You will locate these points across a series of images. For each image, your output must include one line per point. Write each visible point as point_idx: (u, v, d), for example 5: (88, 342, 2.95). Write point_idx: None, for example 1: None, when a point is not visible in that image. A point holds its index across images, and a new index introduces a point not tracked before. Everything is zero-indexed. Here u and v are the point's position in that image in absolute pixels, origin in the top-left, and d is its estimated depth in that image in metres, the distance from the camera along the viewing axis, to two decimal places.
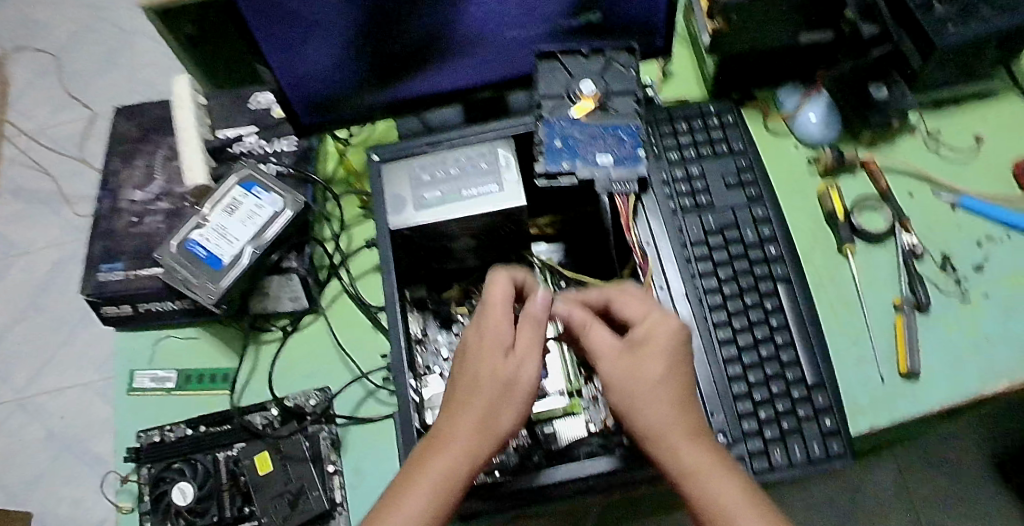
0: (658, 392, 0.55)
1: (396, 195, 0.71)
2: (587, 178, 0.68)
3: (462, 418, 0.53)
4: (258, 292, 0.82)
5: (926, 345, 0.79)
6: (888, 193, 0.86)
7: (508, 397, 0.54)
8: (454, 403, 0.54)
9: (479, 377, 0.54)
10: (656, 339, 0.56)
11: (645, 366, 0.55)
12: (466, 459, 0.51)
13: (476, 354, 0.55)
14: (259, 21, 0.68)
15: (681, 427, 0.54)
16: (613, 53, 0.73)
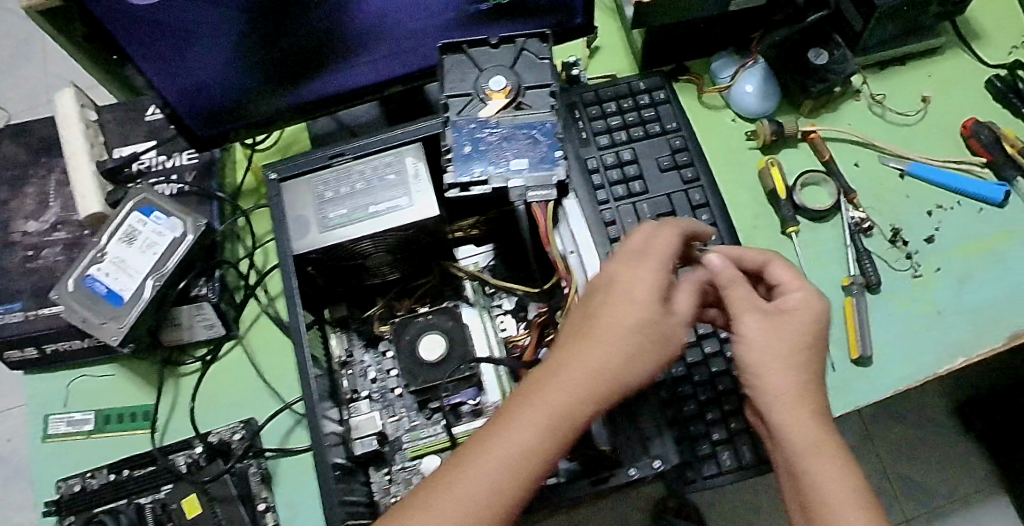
0: (803, 362, 0.56)
1: (298, 215, 0.65)
2: (499, 187, 0.62)
3: (573, 369, 0.49)
4: (170, 324, 0.77)
5: (878, 325, 0.76)
6: (832, 163, 0.81)
7: (651, 347, 0.51)
8: (563, 352, 0.51)
9: (591, 334, 0.51)
10: (803, 311, 0.56)
11: (786, 332, 0.56)
12: (569, 413, 0.48)
13: (617, 301, 0.52)
14: (126, 33, 0.61)
15: (806, 409, 0.55)
16: (524, 41, 0.67)
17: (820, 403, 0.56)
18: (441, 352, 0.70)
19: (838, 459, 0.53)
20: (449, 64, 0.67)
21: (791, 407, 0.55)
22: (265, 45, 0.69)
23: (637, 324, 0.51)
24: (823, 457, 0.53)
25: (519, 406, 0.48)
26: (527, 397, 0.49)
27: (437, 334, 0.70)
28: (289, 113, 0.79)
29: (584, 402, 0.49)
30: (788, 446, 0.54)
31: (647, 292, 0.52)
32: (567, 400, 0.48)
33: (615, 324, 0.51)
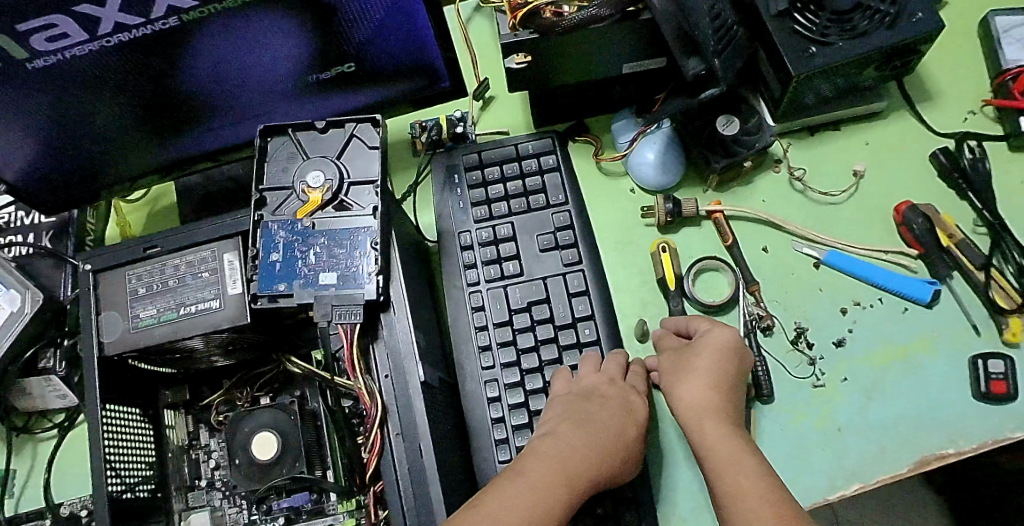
0: (706, 381, 0.61)
1: (109, 313, 0.61)
2: (306, 302, 0.56)
3: (540, 460, 0.55)
4: (18, 393, 0.74)
5: (768, 438, 0.68)
6: (733, 249, 0.71)
7: (609, 442, 0.58)
8: (536, 448, 0.57)
9: (558, 429, 0.59)
10: (716, 342, 0.63)
11: (694, 364, 0.62)
12: (541, 491, 0.51)
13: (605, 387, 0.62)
14: None
15: (720, 426, 0.58)
16: (355, 126, 0.60)
17: (732, 414, 0.59)
18: (272, 453, 0.65)
19: (750, 468, 0.54)
20: (272, 149, 0.60)
21: (700, 421, 0.59)
22: (84, 119, 0.62)
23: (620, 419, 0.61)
24: (735, 453, 0.55)
25: (481, 495, 0.51)
26: (497, 484, 0.52)
27: (269, 432, 0.65)
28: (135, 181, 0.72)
29: (558, 485, 0.53)
30: (711, 467, 0.56)
31: (620, 399, 0.62)
32: (534, 481, 0.52)
33: (597, 421, 0.59)
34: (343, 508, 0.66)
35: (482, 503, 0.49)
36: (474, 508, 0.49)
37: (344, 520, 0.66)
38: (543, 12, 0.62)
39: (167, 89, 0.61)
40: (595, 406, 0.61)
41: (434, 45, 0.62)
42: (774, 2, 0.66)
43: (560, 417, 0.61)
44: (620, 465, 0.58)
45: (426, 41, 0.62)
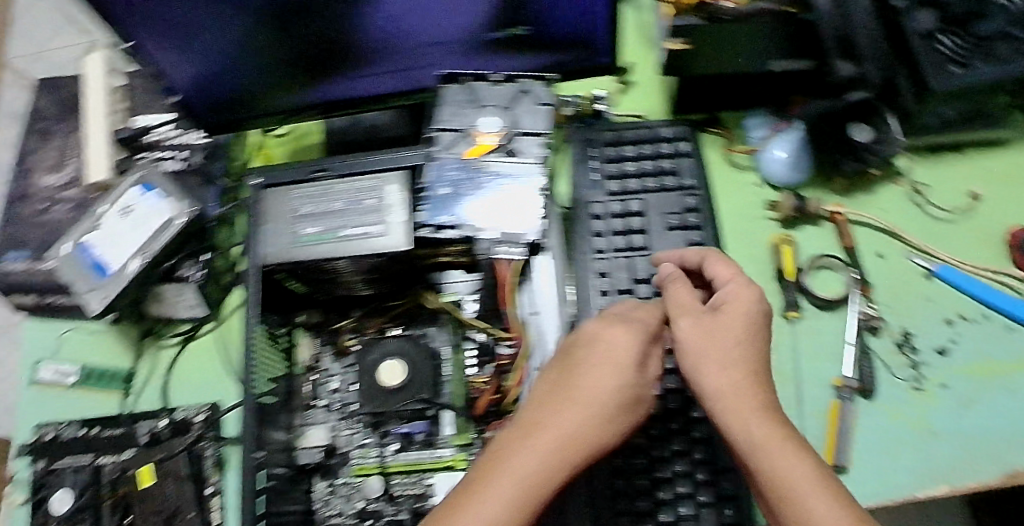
0: (742, 367, 0.56)
1: (271, 227, 0.65)
2: (468, 236, 0.61)
3: (545, 433, 0.54)
4: (153, 299, 0.79)
5: (862, 432, 0.70)
6: (852, 250, 0.75)
7: (597, 413, 0.55)
8: (525, 417, 0.56)
9: (555, 405, 0.56)
10: (740, 303, 0.59)
11: (722, 339, 0.57)
12: (533, 470, 0.52)
13: (608, 363, 0.58)
14: (147, 24, 0.63)
15: (775, 435, 0.51)
16: (529, 84, 0.65)
17: (768, 399, 0.55)
18: (400, 379, 0.69)
19: (802, 460, 0.49)
20: (446, 95, 0.65)
21: (732, 406, 0.54)
22: (272, 48, 0.68)
23: (613, 385, 0.57)
24: (774, 449, 0.50)
25: (492, 464, 0.53)
26: (490, 468, 0.52)
27: (397, 360, 0.70)
28: (281, 110, 0.76)
29: (550, 462, 0.53)
30: (753, 459, 0.51)
31: (604, 358, 0.58)
32: (523, 466, 0.52)
33: (580, 389, 0.57)
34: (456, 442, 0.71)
35: (493, 472, 0.52)
36: (474, 495, 0.50)
37: (455, 454, 0.70)
38: None
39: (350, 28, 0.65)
40: (580, 372, 0.58)
41: (603, 22, 0.67)
42: (920, 22, 0.67)
43: (551, 379, 0.59)
44: (615, 432, 0.56)
45: (594, 12, 0.65)
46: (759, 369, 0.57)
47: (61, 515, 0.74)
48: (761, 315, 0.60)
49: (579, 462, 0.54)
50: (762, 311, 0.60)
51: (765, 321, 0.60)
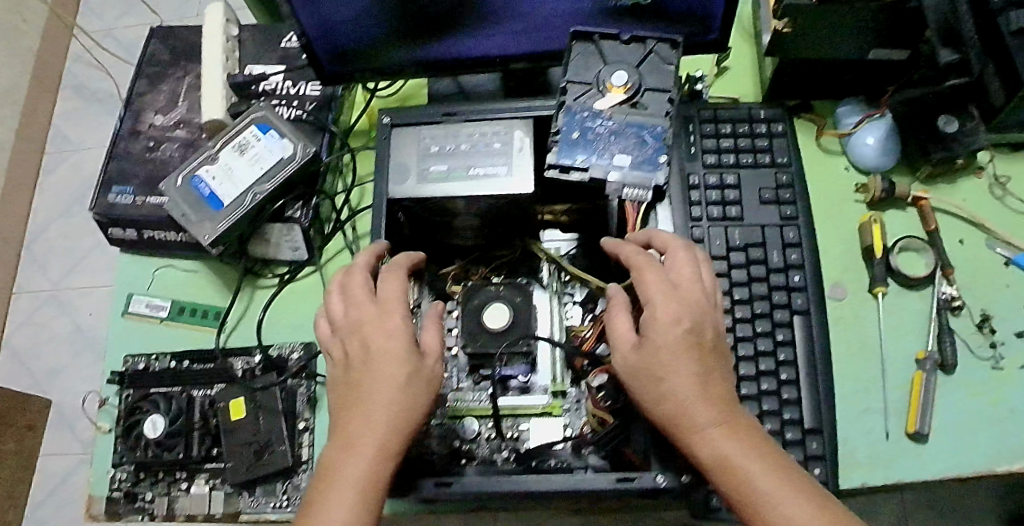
0: (682, 378, 0.58)
1: (401, 163, 0.68)
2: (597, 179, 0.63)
3: (355, 444, 0.54)
4: (259, 238, 0.81)
5: (942, 405, 0.73)
6: (936, 234, 0.78)
7: (401, 398, 0.56)
8: (341, 422, 0.56)
9: (367, 378, 0.57)
10: (661, 328, 0.60)
11: (662, 358, 0.59)
12: (359, 477, 0.53)
13: (384, 356, 0.57)
14: None
15: (743, 450, 0.55)
16: (655, 44, 0.66)
17: (726, 410, 0.58)
18: (504, 323, 0.72)
19: (763, 470, 0.54)
20: (576, 51, 0.67)
21: (692, 429, 0.57)
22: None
23: (392, 385, 0.56)
24: (755, 462, 0.54)
25: (332, 464, 0.54)
26: (329, 470, 0.54)
27: (502, 304, 0.72)
28: (399, 69, 0.80)
29: (365, 470, 0.53)
30: (725, 478, 0.55)
31: (381, 351, 0.57)
32: (357, 474, 0.53)
33: (372, 390, 0.56)
34: (553, 389, 0.74)
35: (334, 473, 0.53)
36: (321, 496, 0.52)
37: (551, 400, 0.73)
38: None
39: None
40: (369, 377, 0.57)
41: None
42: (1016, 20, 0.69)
43: (351, 376, 0.58)
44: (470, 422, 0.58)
45: None
46: (693, 387, 0.58)
47: (155, 439, 0.74)
48: (709, 319, 0.62)
49: (408, 437, 0.56)
50: (703, 325, 0.61)
51: (701, 334, 0.60)
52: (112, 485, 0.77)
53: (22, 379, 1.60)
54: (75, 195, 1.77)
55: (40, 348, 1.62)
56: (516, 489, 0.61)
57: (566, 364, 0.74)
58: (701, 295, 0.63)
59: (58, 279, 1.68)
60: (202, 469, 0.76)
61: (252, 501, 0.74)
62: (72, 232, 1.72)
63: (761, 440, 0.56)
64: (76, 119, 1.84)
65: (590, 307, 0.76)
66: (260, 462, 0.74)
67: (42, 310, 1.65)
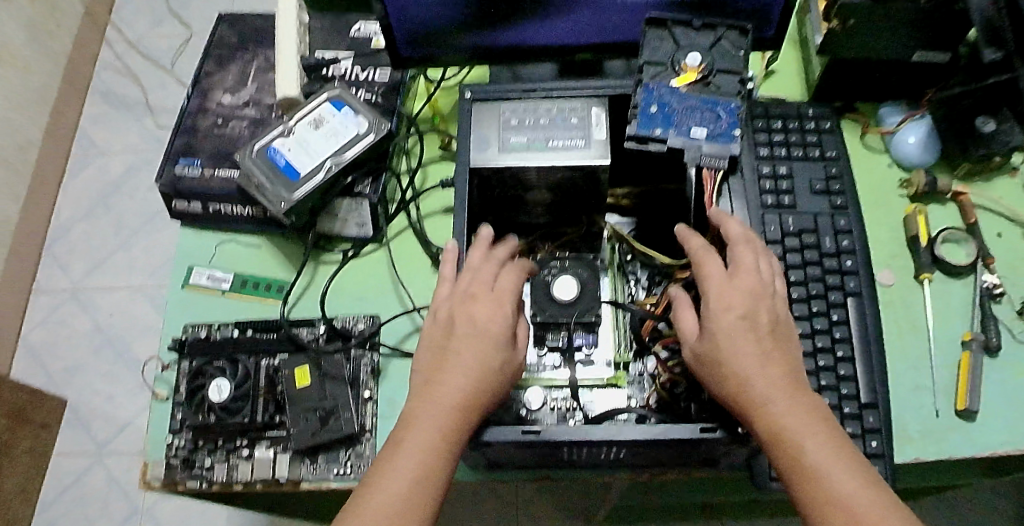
0: (743, 367, 0.57)
1: (481, 135, 0.71)
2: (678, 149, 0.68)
3: (434, 405, 0.55)
4: (327, 213, 0.83)
5: (988, 386, 0.76)
6: (976, 227, 0.82)
7: (492, 375, 0.57)
8: (422, 385, 0.57)
9: (459, 350, 0.58)
10: (726, 314, 0.59)
11: (726, 346, 0.58)
12: (437, 434, 0.54)
13: (474, 333, 0.58)
14: None
15: (809, 434, 0.54)
16: (726, 30, 0.70)
17: (791, 397, 0.56)
18: (574, 294, 0.73)
19: (830, 458, 0.53)
20: (651, 36, 0.71)
21: (758, 414, 0.56)
22: None
23: (477, 358, 0.57)
24: (815, 451, 0.53)
25: (405, 430, 0.54)
26: (408, 425, 0.55)
27: (571, 277, 0.74)
28: (469, 55, 0.83)
29: (443, 428, 0.54)
30: (789, 465, 0.54)
31: (475, 327, 0.58)
32: (434, 430, 0.54)
33: (458, 360, 0.57)
34: (617, 360, 0.75)
35: (408, 436, 0.54)
36: (397, 448, 0.53)
37: (615, 372, 0.74)
38: None
39: None
40: (459, 348, 0.58)
41: None
42: None
43: (435, 347, 0.60)
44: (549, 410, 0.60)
45: None
46: (752, 370, 0.57)
47: (220, 403, 0.75)
48: (765, 304, 0.60)
49: (488, 407, 0.57)
50: (760, 310, 0.60)
51: (758, 319, 0.59)
52: (169, 452, 0.76)
53: (38, 375, 1.58)
54: (100, 198, 1.75)
55: (58, 345, 1.61)
56: (596, 439, 0.60)
57: (631, 336, 0.76)
58: (759, 280, 0.62)
59: (79, 278, 1.67)
60: (263, 436, 0.75)
61: (314, 468, 0.75)
62: (95, 232, 1.72)
63: (827, 429, 0.55)
64: (103, 126, 1.82)
65: (657, 281, 0.79)
66: (325, 428, 0.74)
67: (61, 308, 1.64)
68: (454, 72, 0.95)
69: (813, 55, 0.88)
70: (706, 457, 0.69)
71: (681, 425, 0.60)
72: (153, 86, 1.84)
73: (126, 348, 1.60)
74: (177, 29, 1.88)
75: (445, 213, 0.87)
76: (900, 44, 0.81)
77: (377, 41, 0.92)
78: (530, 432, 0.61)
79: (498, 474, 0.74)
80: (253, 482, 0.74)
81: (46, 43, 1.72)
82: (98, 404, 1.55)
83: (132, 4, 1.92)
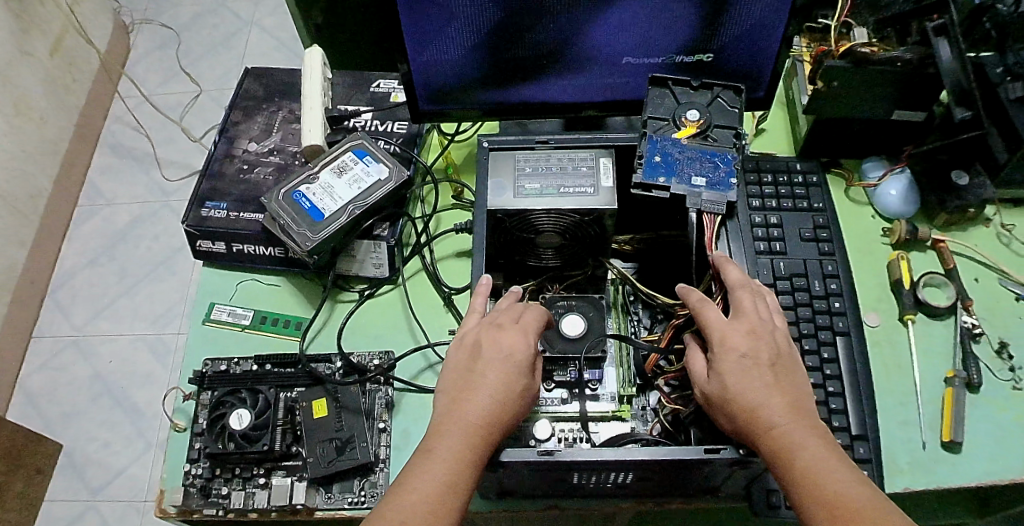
0: (748, 398, 0.62)
1: (498, 181, 0.77)
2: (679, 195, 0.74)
3: (462, 419, 0.60)
4: (347, 254, 0.88)
5: (972, 420, 0.80)
6: (954, 272, 0.89)
7: (514, 395, 0.63)
8: (450, 403, 0.62)
9: (486, 371, 0.64)
10: (729, 349, 0.64)
11: (732, 380, 0.63)
12: (465, 445, 0.59)
13: (499, 357, 0.64)
14: (407, 12, 0.76)
15: (809, 452, 0.58)
16: (720, 89, 0.78)
17: (794, 422, 0.60)
18: (581, 329, 0.77)
19: (831, 473, 0.57)
20: (653, 94, 0.79)
21: (764, 438, 0.60)
22: (499, 48, 0.81)
23: (502, 379, 0.63)
24: (817, 467, 0.57)
25: (434, 439, 0.60)
26: (437, 436, 0.60)
27: (578, 315, 0.77)
28: (483, 110, 0.90)
29: (471, 440, 0.59)
30: (794, 483, 0.57)
31: (500, 352, 0.65)
32: (463, 440, 0.59)
33: (484, 381, 0.63)
34: (621, 394, 0.78)
35: (438, 445, 0.59)
36: (427, 457, 0.58)
37: (620, 405, 0.78)
38: (862, 50, 0.85)
39: (570, 40, 0.80)
40: (485, 370, 0.64)
41: (769, 61, 0.83)
42: (1013, 91, 0.85)
43: (461, 370, 0.65)
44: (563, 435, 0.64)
45: (766, 46, 0.81)
46: (757, 401, 0.61)
47: (240, 431, 0.77)
48: (765, 342, 0.65)
49: (509, 425, 0.63)
50: (759, 347, 0.64)
51: (758, 355, 0.64)
52: (186, 480, 0.79)
53: (34, 420, 1.57)
54: (105, 245, 1.77)
55: (55, 392, 1.60)
56: (607, 460, 0.63)
57: (636, 372, 0.79)
58: (757, 320, 0.66)
59: (80, 324, 1.67)
60: (279, 465, 0.78)
61: (329, 497, 0.77)
62: (96, 279, 1.72)
63: (827, 448, 0.59)
64: (112, 176, 1.85)
65: (658, 320, 0.83)
66: (341, 457, 0.77)
67: (62, 354, 1.64)
68: (466, 126, 1.02)
69: (800, 115, 0.96)
70: (706, 485, 0.72)
71: (688, 447, 0.63)
72: (162, 139, 1.89)
73: (124, 395, 1.59)
74: (188, 86, 1.96)
75: (458, 256, 0.92)
76: (877, 105, 0.89)
77: (396, 96, 0.99)
78: (547, 453, 0.63)
79: (509, 503, 0.77)
80: (269, 510, 0.77)
81: (62, 97, 1.73)
82: (94, 451, 1.54)
83: (145, 60, 2.01)
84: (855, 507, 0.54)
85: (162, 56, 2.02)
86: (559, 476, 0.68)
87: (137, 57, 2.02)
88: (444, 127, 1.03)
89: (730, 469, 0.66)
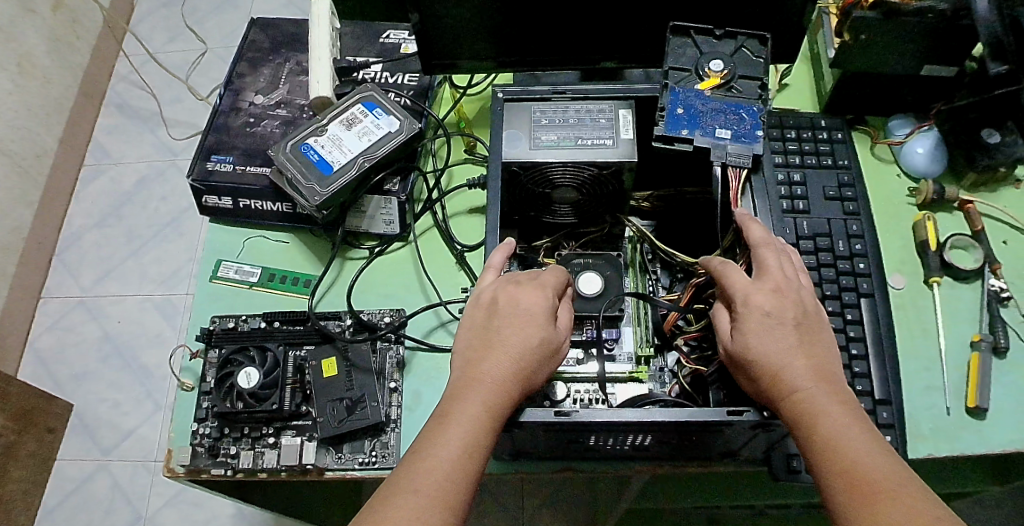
0: (771, 359, 0.59)
1: (514, 132, 0.74)
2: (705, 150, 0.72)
3: (481, 382, 0.59)
4: (356, 209, 0.86)
5: (996, 386, 0.78)
6: (982, 234, 0.86)
7: (536, 355, 0.61)
8: (468, 364, 0.61)
9: (506, 332, 0.62)
10: (753, 311, 0.61)
11: (757, 341, 0.60)
12: (481, 407, 0.57)
13: (520, 318, 0.62)
14: None
15: (830, 416, 0.56)
16: (745, 38, 0.74)
17: (816, 384, 0.58)
18: (598, 288, 0.75)
19: (850, 436, 0.55)
20: (675, 43, 0.75)
21: (787, 400, 0.58)
22: None
23: (522, 339, 0.61)
24: (839, 431, 0.55)
25: (452, 403, 0.58)
26: (455, 399, 0.58)
27: (595, 274, 0.76)
28: (497, 62, 0.86)
29: (489, 402, 0.57)
30: (815, 447, 0.55)
31: (522, 311, 0.63)
32: (481, 403, 0.57)
33: (502, 342, 0.61)
34: (638, 356, 0.76)
35: (456, 408, 0.57)
36: (444, 419, 0.57)
37: (637, 367, 0.75)
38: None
39: None
40: (504, 331, 0.62)
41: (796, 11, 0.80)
42: None
43: (478, 330, 0.63)
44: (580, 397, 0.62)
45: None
46: (780, 362, 0.59)
47: (248, 390, 0.76)
48: (790, 300, 0.62)
49: (529, 387, 0.61)
50: (784, 306, 0.62)
51: (783, 315, 0.61)
52: (195, 439, 0.78)
53: (44, 381, 1.57)
54: (111, 207, 1.74)
55: (65, 351, 1.60)
56: (625, 421, 0.61)
57: (653, 332, 0.77)
58: (782, 278, 0.64)
59: (89, 285, 1.66)
60: (289, 425, 0.77)
61: (340, 457, 0.76)
62: (103, 239, 1.71)
63: (850, 411, 0.57)
64: (117, 136, 1.82)
65: (678, 279, 0.80)
66: (352, 417, 0.76)
67: (71, 316, 1.64)
68: (480, 79, 0.99)
69: (826, 69, 0.93)
70: (724, 449, 0.71)
71: (709, 409, 0.61)
72: (167, 99, 1.85)
73: (133, 357, 1.59)
74: (192, 44, 1.91)
75: (471, 211, 0.90)
76: (905, 59, 0.86)
77: (406, 48, 0.96)
78: (562, 414, 0.62)
79: (523, 464, 0.75)
80: (278, 469, 0.76)
81: (66, 55, 1.70)
82: (104, 411, 1.54)
83: (149, 16, 1.96)
84: (877, 473, 0.52)
85: (167, 14, 1.96)
86: (575, 436, 0.67)
87: (141, 14, 1.96)
88: (456, 80, 0.99)
89: (751, 431, 0.64)
